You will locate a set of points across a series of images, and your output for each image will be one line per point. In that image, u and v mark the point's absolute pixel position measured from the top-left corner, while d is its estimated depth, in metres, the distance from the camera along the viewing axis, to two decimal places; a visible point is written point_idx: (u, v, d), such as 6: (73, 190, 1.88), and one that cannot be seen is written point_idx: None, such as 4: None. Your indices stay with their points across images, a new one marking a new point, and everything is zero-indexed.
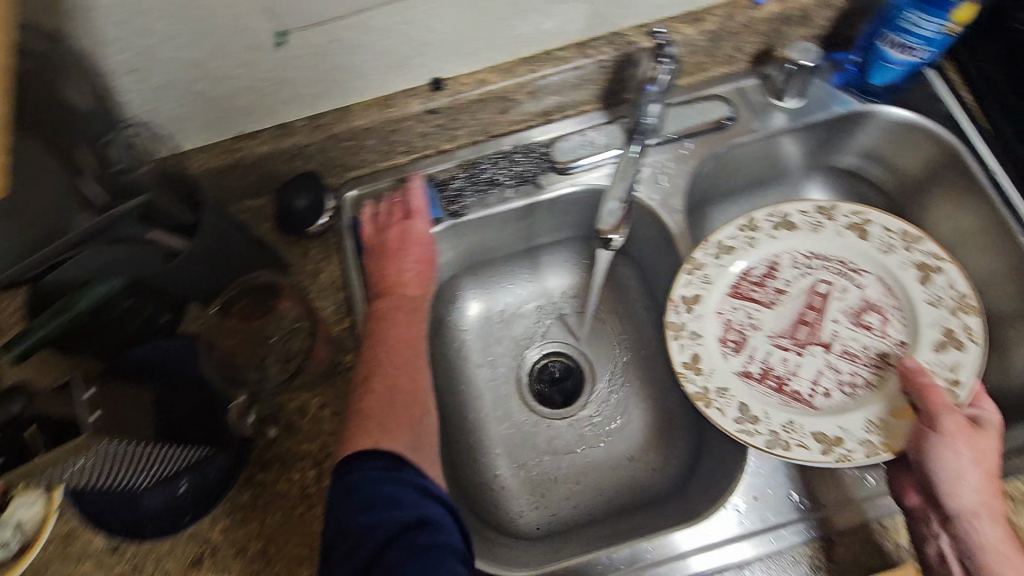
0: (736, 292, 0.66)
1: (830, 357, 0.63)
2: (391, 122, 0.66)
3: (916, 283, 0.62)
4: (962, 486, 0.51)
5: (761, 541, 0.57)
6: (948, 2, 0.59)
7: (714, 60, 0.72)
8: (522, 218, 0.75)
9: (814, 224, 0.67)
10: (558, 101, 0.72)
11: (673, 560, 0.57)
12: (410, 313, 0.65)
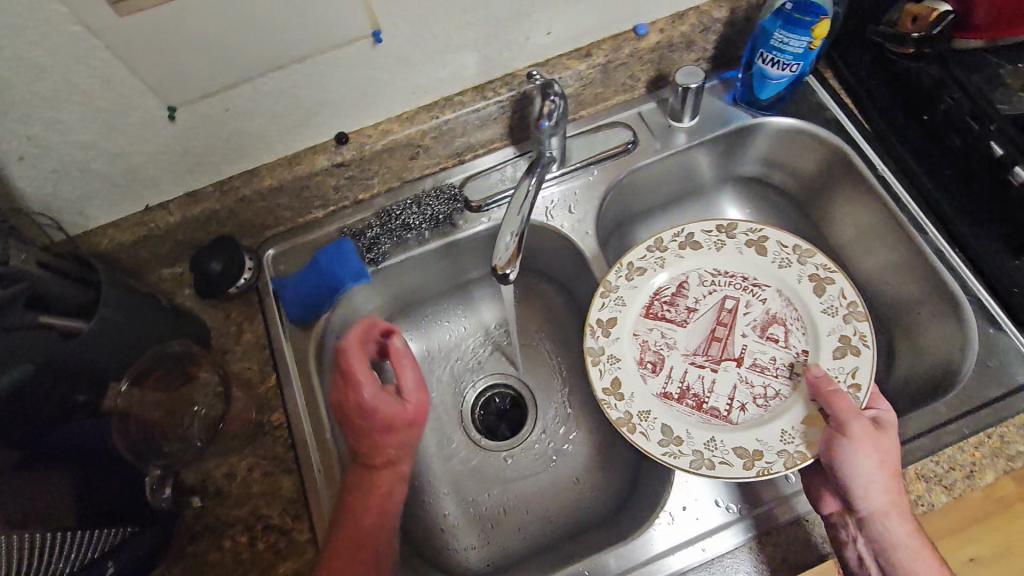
0: (650, 313, 0.69)
1: (743, 371, 0.65)
2: (300, 179, 0.67)
3: (812, 295, 0.66)
4: (873, 487, 0.53)
5: (732, 533, 0.58)
6: (808, 20, 0.64)
7: (611, 89, 0.76)
8: (444, 257, 0.76)
9: (716, 243, 0.70)
10: (467, 142, 0.74)
11: (647, 563, 0.58)
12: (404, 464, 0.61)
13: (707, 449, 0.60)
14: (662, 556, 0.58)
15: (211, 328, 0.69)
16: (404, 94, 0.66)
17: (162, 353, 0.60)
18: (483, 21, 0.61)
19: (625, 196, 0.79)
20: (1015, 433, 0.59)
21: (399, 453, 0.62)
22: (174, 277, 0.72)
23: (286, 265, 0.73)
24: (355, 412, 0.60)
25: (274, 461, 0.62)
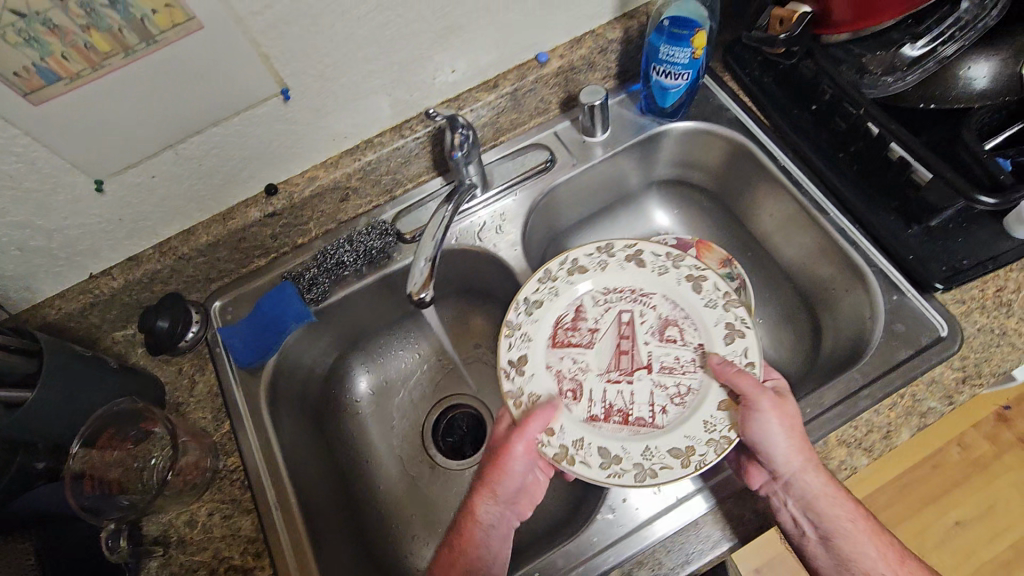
0: (557, 342, 0.70)
1: (655, 377, 0.66)
2: (236, 232, 0.71)
3: (693, 293, 0.70)
4: (787, 451, 0.58)
5: (711, 493, 0.63)
6: (685, 33, 0.68)
7: (525, 114, 0.81)
8: (385, 290, 0.79)
9: (600, 262, 0.74)
10: (395, 179, 0.78)
11: (639, 529, 0.62)
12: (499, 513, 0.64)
13: (646, 459, 0.61)
14: (648, 524, 0.62)
15: (164, 383, 0.72)
16: (324, 141, 0.70)
17: (111, 413, 0.62)
18: (387, 68, 0.66)
19: (552, 211, 0.83)
20: (925, 391, 0.62)
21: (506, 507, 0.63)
22: (126, 338, 0.75)
23: (231, 314, 0.75)
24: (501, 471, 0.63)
25: (232, 503, 0.65)
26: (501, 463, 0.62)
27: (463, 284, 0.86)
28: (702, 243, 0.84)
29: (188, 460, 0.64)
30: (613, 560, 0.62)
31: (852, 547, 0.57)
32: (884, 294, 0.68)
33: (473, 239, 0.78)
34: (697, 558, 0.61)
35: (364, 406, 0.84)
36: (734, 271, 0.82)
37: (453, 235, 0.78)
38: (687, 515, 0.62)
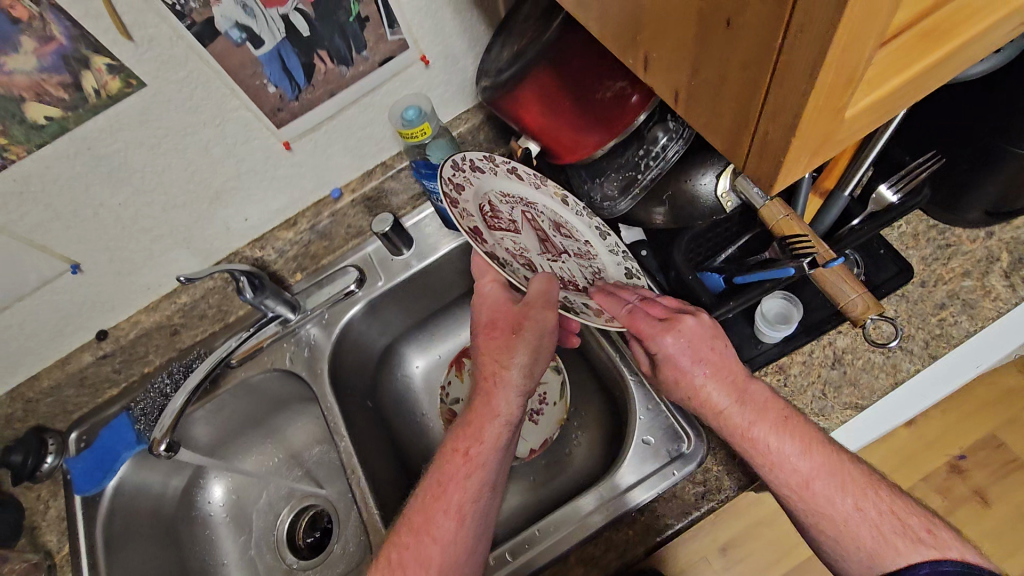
0: (489, 227, 0.61)
1: (576, 262, 0.67)
2: (74, 374, 0.82)
3: (563, 206, 0.70)
4: (687, 372, 0.59)
5: (677, 465, 0.65)
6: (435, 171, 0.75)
7: (337, 241, 0.89)
8: (220, 410, 0.88)
9: (489, 167, 0.66)
10: (223, 309, 0.87)
11: (623, 494, 0.65)
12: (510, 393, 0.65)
13: None
14: (631, 488, 0.65)
15: (24, 508, 0.82)
16: (138, 290, 0.80)
17: None
18: (171, 230, 0.75)
19: (373, 323, 0.90)
20: (665, 507, 0.64)
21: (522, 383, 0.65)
22: None
23: (84, 442, 0.86)
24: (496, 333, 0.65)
25: None
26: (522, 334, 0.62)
27: (302, 395, 0.93)
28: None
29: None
30: (598, 524, 0.64)
31: (764, 457, 0.57)
32: (641, 402, 0.71)
33: (290, 359, 0.86)
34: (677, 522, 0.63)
35: (215, 516, 0.91)
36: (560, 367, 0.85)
37: (273, 359, 0.87)
38: (683, 473, 0.64)
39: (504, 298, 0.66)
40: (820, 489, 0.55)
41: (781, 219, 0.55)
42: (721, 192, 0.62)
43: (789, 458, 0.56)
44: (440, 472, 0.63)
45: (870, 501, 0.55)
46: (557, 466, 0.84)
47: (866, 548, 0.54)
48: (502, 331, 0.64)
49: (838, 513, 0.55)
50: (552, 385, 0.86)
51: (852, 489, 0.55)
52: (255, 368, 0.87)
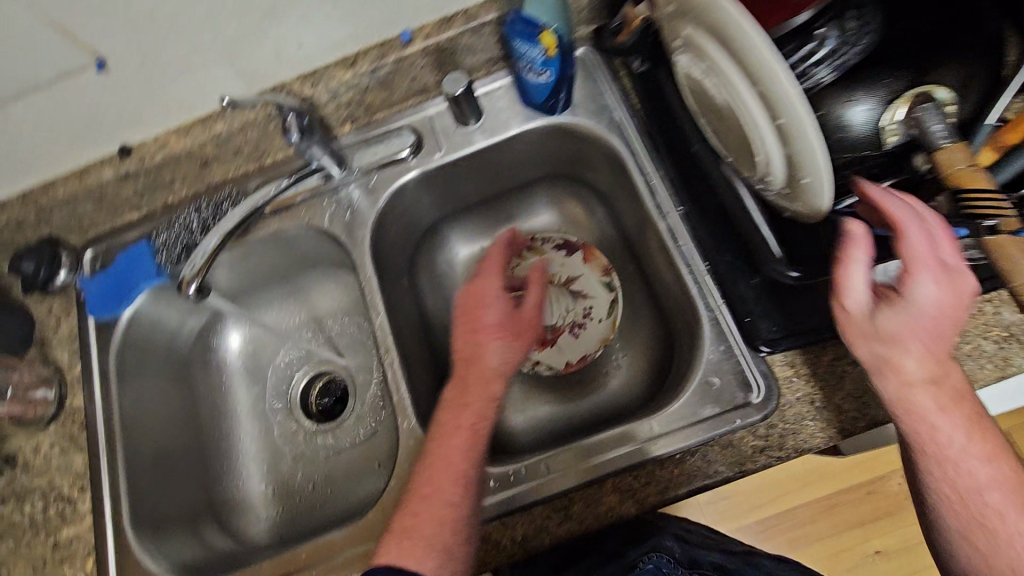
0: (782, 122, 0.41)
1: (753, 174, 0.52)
2: (92, 189, 0.74)
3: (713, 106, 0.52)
4: (910, 314, 0.45)
5: (747, 414, 0.59)
6: (531, 32, 0.65)
7: (398, 94, 0.77)
8: (243, 258, 0.82)
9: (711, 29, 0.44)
10: (259, 148, 0.77)
11: (696, 422, 0.61)
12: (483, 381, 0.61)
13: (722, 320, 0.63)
14: (718, 417, 0.60)
15: (34, 320, 0.78)
16: (168, 107, 0.70)
17: None
18: (212, 42, 0.63)
19: (422, 198, 0.81)
20: (718, 454, 0.59)
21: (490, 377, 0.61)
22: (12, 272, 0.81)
23: (100, 263, 0.79)
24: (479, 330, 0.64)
25: (69, 440, 0.72)
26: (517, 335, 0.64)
27: (335, 261, 0.86)
28: (587, 248, 0.82)
29: (17, 405, 0.72)
30: (653, 453, 0.60)
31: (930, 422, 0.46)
32: (711, 344, 0.63)
33: (328, 219, 0.78)
34: (748, 467, 0.59)
35: (232, 363, 0.88)
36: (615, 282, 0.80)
37: (313, 215, 0.78)
38: (758, 416, 0.59)
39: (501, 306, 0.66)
40: (967, 458, 0.45)
41: (960, 169, 0.48)
42: (887, 121, 0.51)
43: (964, 455, 0.45)
44: (444, 446, 0.57)
45: (1022, 508, 0.45)
46: (591, 384, 0.79)
47: (996, 540, 0.44)
48: (508, 330, 0.64)
49: (980, 492, 0.45)
50: (603, 302, 0.80)
51: (1009, 490, 0.45)
52: (287, 225, 0.79)
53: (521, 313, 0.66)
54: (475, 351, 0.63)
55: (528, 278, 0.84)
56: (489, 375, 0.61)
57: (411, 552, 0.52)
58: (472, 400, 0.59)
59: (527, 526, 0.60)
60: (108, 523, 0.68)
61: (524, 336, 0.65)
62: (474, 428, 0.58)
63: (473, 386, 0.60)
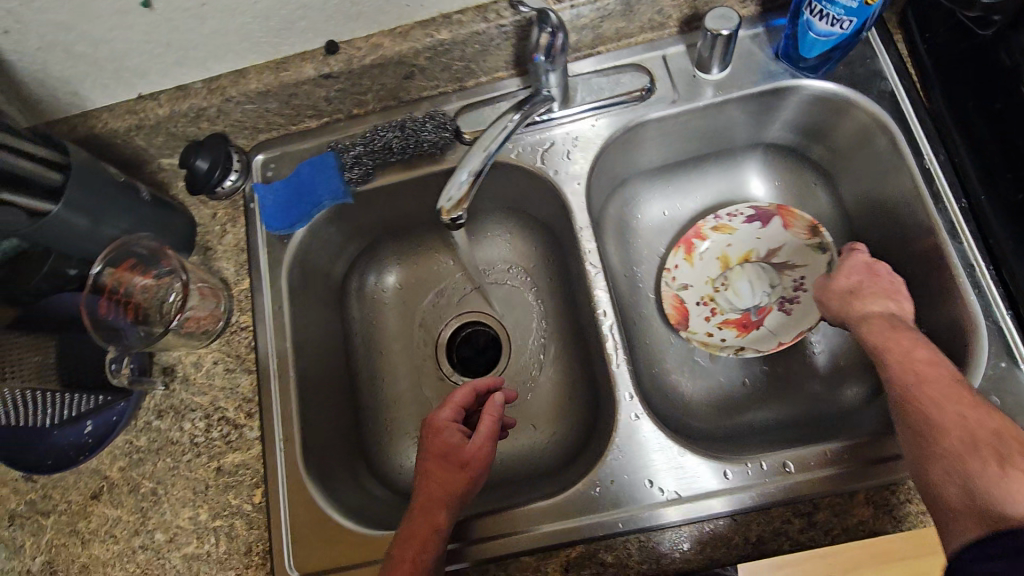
0: None
1: None
2: (287, 86, 0.66)
3: None
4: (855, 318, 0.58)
5: None
6: None
7: (635, 25, 0.68)
8: (422, 189, 0.73)
9: None
10: (468, 67, 0.69)
11: None
12: (423, 524, 0.54)
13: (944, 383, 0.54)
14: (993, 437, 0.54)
15: (197, 223, 0.71)
16: (396, 3, 0.61)
17: (130, 245, 0.62)
18: None
19: (630, 150, 0.73)
20: None
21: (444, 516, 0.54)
22: (170, 167, 0.73)
23: (272, 170, 0.72)
24: (436, 460, 0.57)
25: (236, 360, 0.67)
26: (449, 472, 0.56)
27: (514, 204, 0.78)
28: (785, 211, 0.74)
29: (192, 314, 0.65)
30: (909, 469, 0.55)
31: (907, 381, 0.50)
32: (988, 358, 0.55)
33: (541, 157, 0.69)
34: None
35: (386, 300, 0.81)
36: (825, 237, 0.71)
37: (516, 150, 0.70)
38: None
39: (450, 434, 0.59)
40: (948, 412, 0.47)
41: None
42: None
43: (944, 424, 0.47)
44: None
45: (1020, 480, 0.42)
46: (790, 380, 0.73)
47: (966, 483, 0.44)
48: (452, 463, 0.57)
49: (965, 435, 0.46)
50: (819, 265, 0.71)
51: (974, 458, 0.44)
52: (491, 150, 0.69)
53: (465, 446, 0.58)
54: (431, 491, 0.55)
55: (718, 261, 0.77)
56: (430, 506, 0.55)
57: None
58: (417, 536, 0.53)
59: (759, 525, 0.56)
60: (278, 455, 0.63)
61: (469, 470, 0.57)
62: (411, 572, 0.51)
63: (422, 524, 0.54)
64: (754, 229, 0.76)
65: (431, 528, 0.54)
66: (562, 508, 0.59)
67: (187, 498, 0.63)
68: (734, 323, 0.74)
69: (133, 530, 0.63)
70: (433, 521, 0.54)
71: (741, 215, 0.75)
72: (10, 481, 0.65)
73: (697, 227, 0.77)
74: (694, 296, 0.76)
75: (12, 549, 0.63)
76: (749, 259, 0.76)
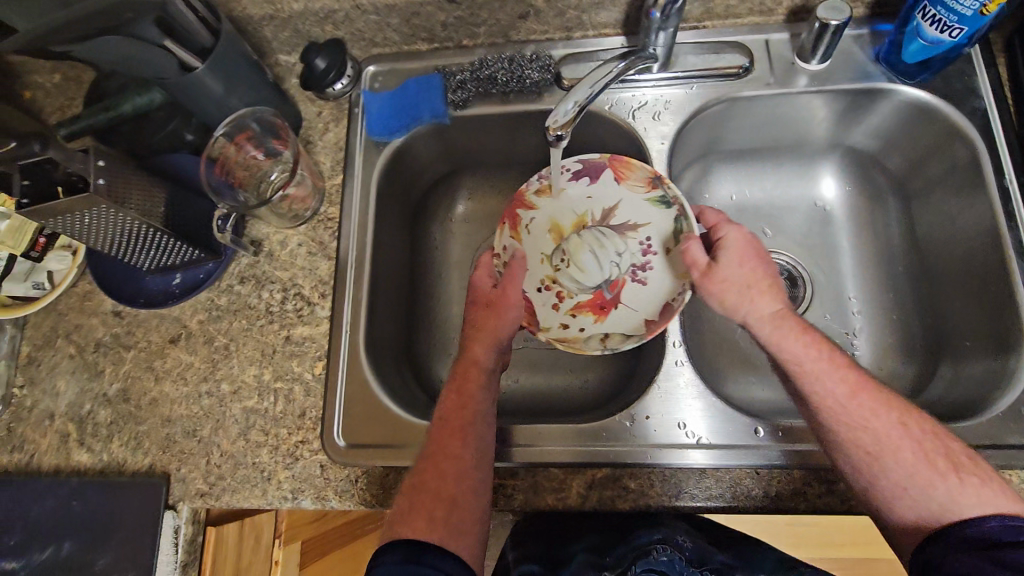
0: None
1: None
2: (413, 3, 0.70)
3: None
4: (746, 299, 0.60)
5: None
6: None
7: (745, 5, 0.71)
8: (515, 127, 0.77)
9: None
10: (579, 17, 0.73)
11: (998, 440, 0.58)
12: (466, 368, 0.63)
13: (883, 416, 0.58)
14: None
15: (303, 118, 0.76)
16: None
17: (255, 116, 0.68)
18: None
19: (717, 125, 0.76)
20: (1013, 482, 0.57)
21: (486, 349, 0.64)
22: (286, 64, 0.79)
23: (379, 83, 0.77)
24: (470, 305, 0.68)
25: (318, 246, 0.72)
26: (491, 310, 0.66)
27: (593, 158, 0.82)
28: (616, 164, 0.73)
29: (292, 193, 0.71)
30: None
31: (806, 374, 0.57)
32: None
33: (631, 114, 0.73)
34: None
35: (453, 227, 0.85)
36: (670, 194, 0.71)
37: (609, 102, 0.73)
38: None
39: (486, 281, 0.70)
40: (877, 420, 0.53)
41: None
42: None
43: (874, 420, 0.54)
44: (444, 413, 0.60)
45: (943, 478, 0.50)
46: None
47: (890, 483, 0.52)
48: (481, 305, 0.67)
49: (892, 438, 0.53)
50: (661, 221, 0.73)
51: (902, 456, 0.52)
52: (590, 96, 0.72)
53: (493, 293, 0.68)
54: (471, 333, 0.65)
55: (550, 230, 0.76)
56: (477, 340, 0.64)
57: (419, 524, 0.52)
58: (465, 368, 0.63)
59: (782, 483, 0.59)
60: (343, 336, 0.68)
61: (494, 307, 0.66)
62: (468, 390, 0.61)
63: (464, 361, 0.63)
64: (580, 189, 0.76)
65: (480, 353, 0.63)
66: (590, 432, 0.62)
67: (255, 359, 0.68)
68: (587, 306, 0.74)
69: (202, 376, 0.69)
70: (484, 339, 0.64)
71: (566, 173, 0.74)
72: (100, 313, 0.72)
73: (523, 193, 0.76)
74: (537, 279, 0.75)
75: (93, 372, 0.70)
76: (586, 222, 0.76)
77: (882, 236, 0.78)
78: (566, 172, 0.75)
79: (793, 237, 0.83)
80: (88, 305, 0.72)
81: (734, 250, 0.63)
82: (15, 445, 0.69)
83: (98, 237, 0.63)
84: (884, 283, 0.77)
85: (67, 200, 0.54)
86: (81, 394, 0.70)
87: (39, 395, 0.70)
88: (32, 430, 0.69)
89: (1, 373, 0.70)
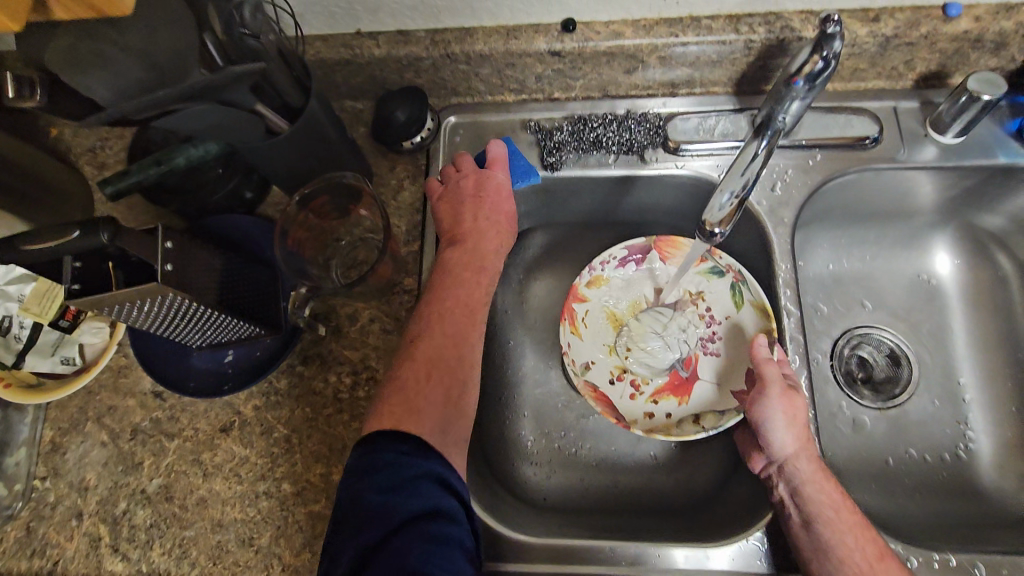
0: None
1: None
2: (512, 54, 0.62)
3: None
4: (791, 428, 0.53)
5: None
6: None
7: (876, 70, 0.65)
8: (611, 190, 0.69)
9: None
10: (689, 75, 0.66)
11: None
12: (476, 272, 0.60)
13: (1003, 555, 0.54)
14: None
15: (374, 174, 0.68)
16: None
17: (335, 181, 0.59)
18: None
19: (834, 197, 0.70)
20: None
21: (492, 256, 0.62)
22: (353, 111, 0.70)
23: (461, 137, 0.69)
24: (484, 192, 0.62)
25: (394, 322, 0.63)
26: (503, 215, 0.63)
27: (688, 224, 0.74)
28: (662, 243, 0.69)
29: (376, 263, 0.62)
30: None
31: (829, 528, 0.50)
32: None
33: None
34: None
35: (527, 292, 0.77)
36: (722, 263, 0.67)
37: (720, 169, 0.65)
38: None
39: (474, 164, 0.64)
40: None
41: None
42: None
43: None
44: (437, 320, 0.56)
45: None
46: (948, 470, 0.69)
47: None
48: (492, 209, 0.62)
49: None
50: (719, 288, 0.68)
51: None
52: (702, 162, 0.65)
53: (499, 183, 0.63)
54: (474, 230, 0.61)
55: (605, 320, 0.70)
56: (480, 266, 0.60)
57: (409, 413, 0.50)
58: (473, 275, 0.60)
59: None
60: None
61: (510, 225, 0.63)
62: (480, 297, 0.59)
63: (468, 276, 0.59)
64: (630, 275, 0.71)
65: (489, 240, 0.62)
66: (634, 554, 0.56)
67: (320, 454, 0.60)
68: (666, 389, 0.67)
69: (258, 474, 0.59)
70: (496, 241, 0.62)
71: (612, 261, 0.70)
72: (138, 393, 0.63)
73: (574, 286, 0.69)
74: (605, 375, 0.68)
75: (129, 464, 0.61)
76: (640, 308, 0.71)
77: (1006, 323, 0.72)
78: (610, 262, 0.71)
79: (896, 312, 0.77)
80: (124, 383, 0.63)
81: (792, 378, 0.57)
82: (36, 550, 0.59)
83: (146, 323, 0.52)
84: (1003, 373, 0.71)
85: (133, 290, 0.44)
86: (114, 490, 0.60)
87: (64, 490, 0.61)
88: (56, 532, 0.59)
89: (22, 464, 0.61)
